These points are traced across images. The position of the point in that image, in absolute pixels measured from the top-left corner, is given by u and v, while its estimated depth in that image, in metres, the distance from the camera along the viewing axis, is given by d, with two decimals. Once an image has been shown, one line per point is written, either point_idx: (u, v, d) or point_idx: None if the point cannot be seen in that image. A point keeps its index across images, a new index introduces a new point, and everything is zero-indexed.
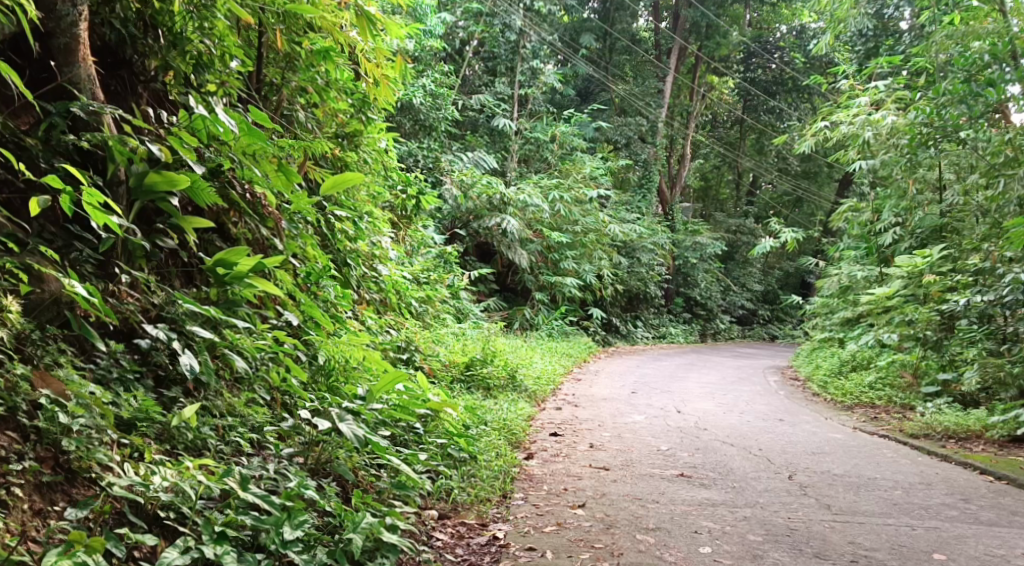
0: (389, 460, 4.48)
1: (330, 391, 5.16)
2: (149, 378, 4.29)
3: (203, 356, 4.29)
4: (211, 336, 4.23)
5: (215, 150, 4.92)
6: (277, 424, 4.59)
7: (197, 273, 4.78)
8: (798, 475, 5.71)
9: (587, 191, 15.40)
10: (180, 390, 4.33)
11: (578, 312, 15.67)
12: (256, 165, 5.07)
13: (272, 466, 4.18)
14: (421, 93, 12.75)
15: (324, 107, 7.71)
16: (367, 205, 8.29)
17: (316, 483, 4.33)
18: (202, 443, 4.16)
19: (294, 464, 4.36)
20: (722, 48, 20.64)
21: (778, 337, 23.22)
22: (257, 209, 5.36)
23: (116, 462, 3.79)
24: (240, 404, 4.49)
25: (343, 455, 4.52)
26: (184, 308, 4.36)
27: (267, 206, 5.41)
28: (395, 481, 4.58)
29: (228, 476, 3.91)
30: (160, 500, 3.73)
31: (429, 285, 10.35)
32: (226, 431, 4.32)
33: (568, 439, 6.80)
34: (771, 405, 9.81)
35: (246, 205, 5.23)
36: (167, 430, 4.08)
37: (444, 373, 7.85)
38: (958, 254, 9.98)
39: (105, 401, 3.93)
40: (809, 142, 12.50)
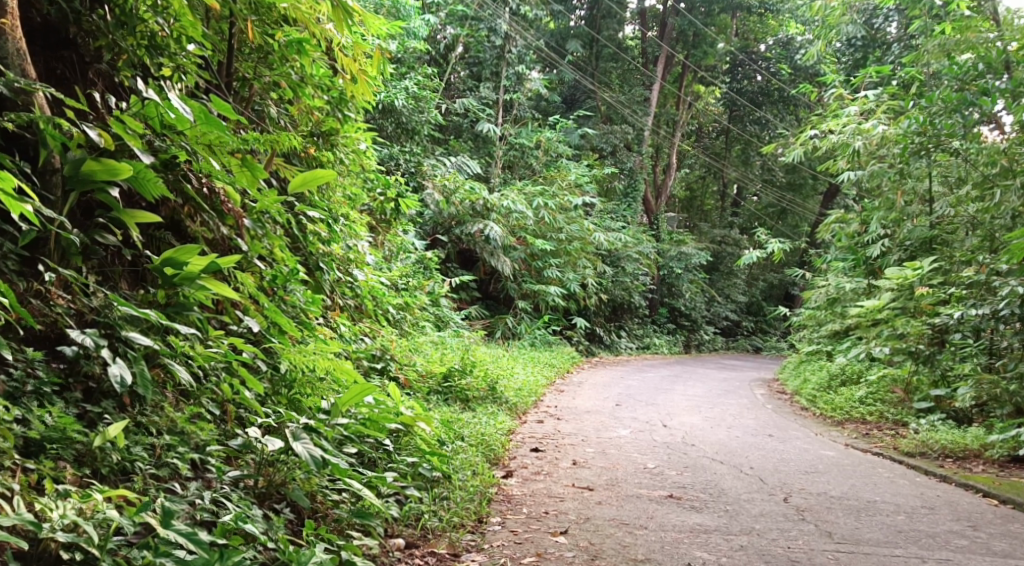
0: (350, 484, 4.10)
1: (292, 405, 4.78)
2: (76, 390, 3.87)
3: (139, 366, 3.86)
4: (149, 344, 3.83)
5: (170, 139, 4.53)
6: (226, 442, 4.19)
7: (144, 273, 4.38)
8: (793, 498, 5.37)
9: (572, 198, 15.06)
10: (112, 403, 3.93)
11: (561, 321, 15.33)
12: (214, 158, 4.69)
13: (209, 495, 3.79)
14: (403, 95, 12.39)
15: (299, 104, 7.30)
16: (343, 207, 7.92)
17: (263, 512, 3.94)
18: (130, 465, 3.77)
19: (241, 490, 3.98)
20: (710, 57, 20.45)
21: (762, 348, 22.96)
22: (216, 206, 5.01)
23: (12, 493, 3.36)
24: (182, 420, 4.08)
25: (300, 478, 4.15)
26: (121, 311, 3.93)
27: (226, 203, 5.07)
28: (356, 508, 4.19)
29: (146, 510, 3.45)
30: (61, 540, 3.30)
31: (408, 292, 9.98)
32: (163, 451, 3.92)
33: (549, 456, 6.44)
34: (759, 419, 9.47)
35: (202, 201, 4.88)
36: (89, 451, 3.68)
37: (420, 384, 7.50)
38: (947, 267, 9.72)
39: (10, 420, 3.51)
40: (798, 153, 12.21)
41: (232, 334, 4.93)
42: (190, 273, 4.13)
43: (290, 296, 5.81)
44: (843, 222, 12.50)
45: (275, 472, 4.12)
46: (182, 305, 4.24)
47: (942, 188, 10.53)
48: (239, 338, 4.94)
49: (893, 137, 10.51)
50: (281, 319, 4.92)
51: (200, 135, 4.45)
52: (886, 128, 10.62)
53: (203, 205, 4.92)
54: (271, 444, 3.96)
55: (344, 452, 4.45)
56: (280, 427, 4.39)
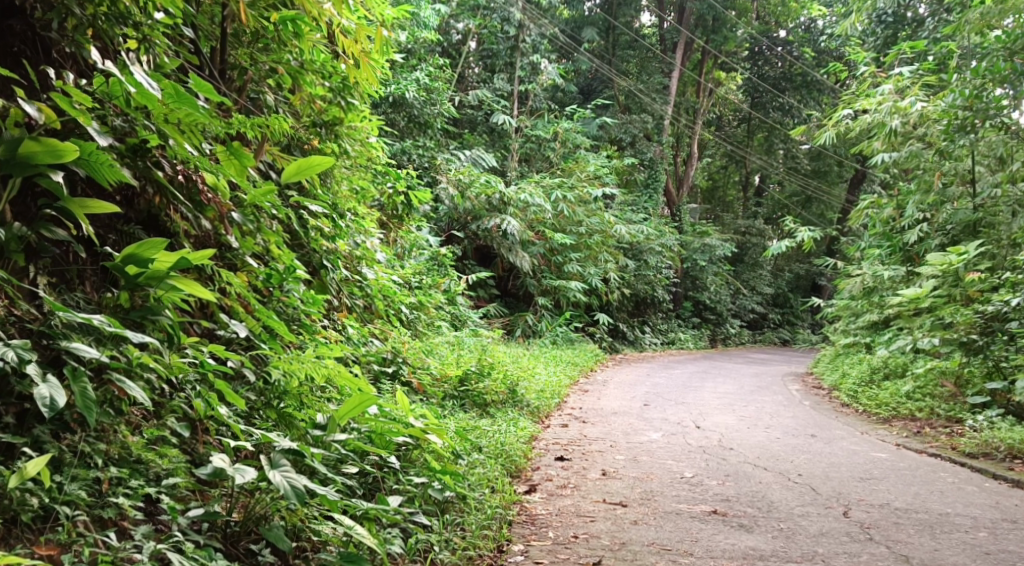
0: (340, 520, 3.58)
1: (281, 422, 4.18)
2: (6, 416, 3.36)
3: (82, 385, 3.33)
4: (94, 356, 3.31)
5: (133, 120, 4.02)
6: (193, 471, 3.68)
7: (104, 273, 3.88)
8: (853, 511, 4.78)
9: (591, 189, 14.45)
10: (48, 428, 3.42)
11: (583, 318, 14.75)
12: (188, 142, 4.17)
13: (149, 549, 3.26)
14: (414, 87, 11.84)
15: (300, 92, 6.73)
16: (350, 200, 7.39)
17: (228, 561, 3.42)
18: (58, 508, 3.27)
19: (204, 537, 3.48)
20: (730, 42, 19.72)
21: (791, 341, 22.24)
22: (193, 197, 4.51)
23: None
24: (138, 447, 3.58)
25: (283, 510, 3.65)
26: (64, 319, 3.41)
27: (206, 192, 4.57)
28: (345, 551, 3.64)
29: None
30: None
31: (422, 290, 9.42)
32: (112, 486, 3.44)
33: (576, 465, 5.88)
34: (797, 417, 8.85)
35: (175, 190, 4.34)
36: (6, 493, 3.19)
37: (435, 389, 6.98)
38: (995, 251, 9.02)
39: None
40: (830, 136, 11.46)
41: (217, 341, 4.46)
42: (158, 271, 3.62)
43: (285, 296, 5.30)
44: (877, 208, 11.78)
45: (256, 504, 3.62)
46: (150, 309, 3.70)
47: (985, 168, 9.83)
48: (225, 345, 4.46)
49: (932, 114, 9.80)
50: (278, 325, 4.47)
51: (166, 113, 3.95)
52: (924, 106, 9.91)
53: (181, 196, 4.43)
54: (242, 472, 3.45)
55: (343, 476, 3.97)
56: (263, 449, 3.89)
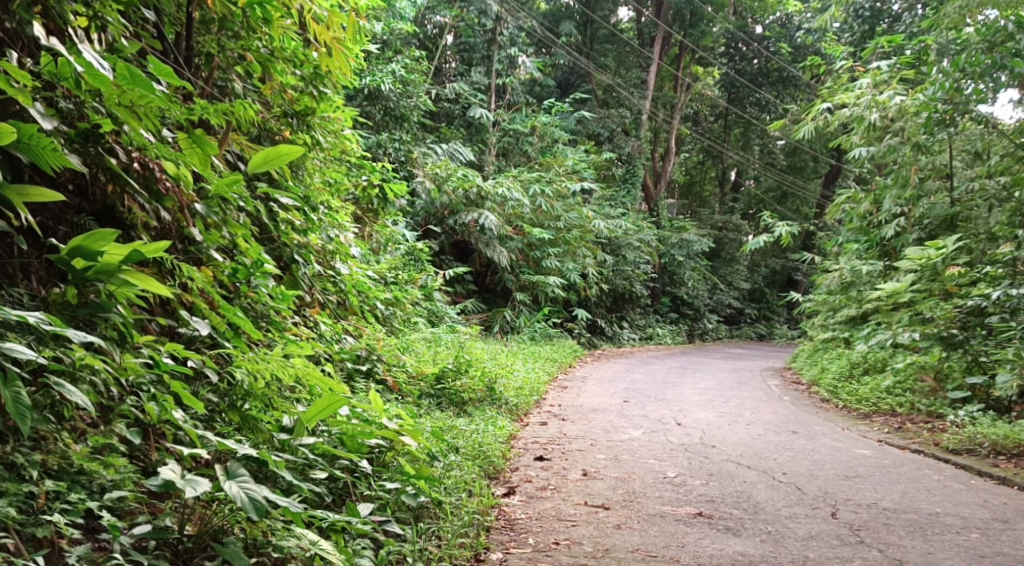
0: (302, 535, 3.47)
1: (244, 426, 3.97)
2: None
3: (17, 389, 3.09)
4: (32, 357, 3.09)
5: (80, 104, 3.82)
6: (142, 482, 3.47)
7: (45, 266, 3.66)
8: (840, 511, 4.64)
9: (569, 184, 14.26)
10: None
11: (561, 314, 14.56)
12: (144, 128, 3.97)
13: None
14: (390, 79, 11.60)
15: (271, 81, 6.47)
16: (322, 193, 7.15)
17: None
18: None
19: (149, 556, 3.27)
20: (707, 37, 19.57)
21: (768, 336, 22.18)
22: (150, 185, 4.30)
23: None
24: (80, 457, 3.36)
25: (242, 522, 3.49)
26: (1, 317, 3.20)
27: (163, 180, 4.35)
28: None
29: None
30: None
31: (398, 286, 9.19)
32: (50, 501, 3.22)
33: (556, 465, 5.70)
34: (778, 412, 8.71)
35: (129, 179, 4.12)
36: None
37: (411, 387, 6.77)
38: (973, 245, 8.92)
39: None
40: (809, 130, 11.30)
41: (179, 340, 4.25)
42: (108, 264, 3.41)
43: (252, 291, 5.08)
44: (854, 203, 11.63)
45: (213, 515, 3.45)
46: (99, 305, 3.49)
47: (963, 162, 9.72)
48: (187, 344, 4.25)
49: (912, 108, 9.67)
50: (244, 324, 4.28)
51: (118, 96, 3.74)
52: (903, 99, 9.79)
53: (138, 186, 4.23)
54: (196, 484, 3.26)
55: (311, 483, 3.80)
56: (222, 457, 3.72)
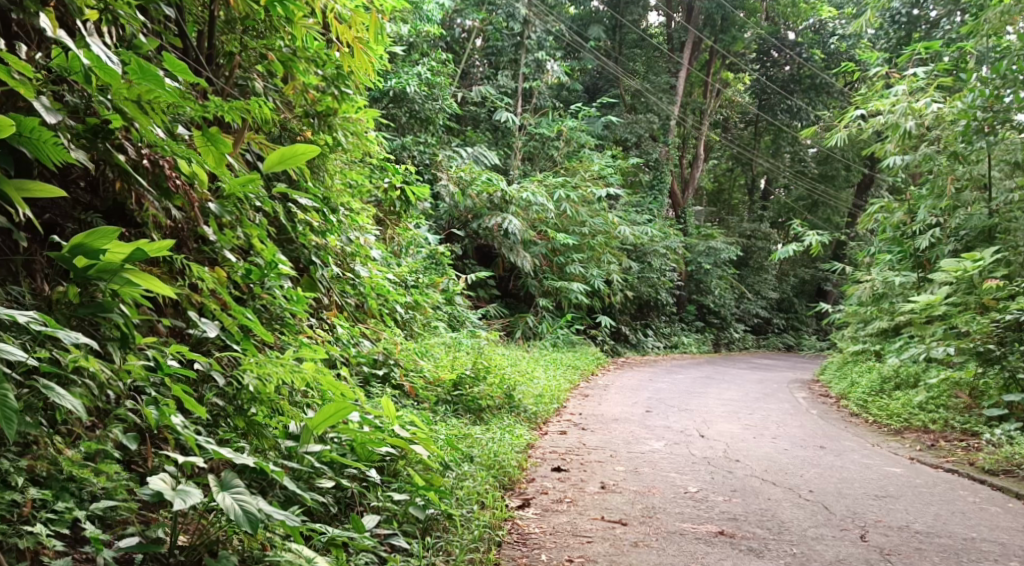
0: (291, 552, 3.42)
1: (250, 431, 3.89)
2: None
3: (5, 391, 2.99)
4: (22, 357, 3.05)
5: (85, 97, 3.72)
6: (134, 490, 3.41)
7: (43, 264, 3.58)
8: (870, 534, 4.58)
9: (595, 189, 14.10)
10: None
11: (585, 320, 14.38)
12: (155, 123, 3.86)
13: None
14: (416, 81, 11.49)
15: (293, 81, 6.38)
16: (343, 195, 7.05)
17: None
18: None
19: None
20: (738, 43, 19.28)
21: (795, 346, 21.86)
22: (161, 182, 4.19)
23: None
24: (69, 464, 3.30)
25: (240, 534, 3.44)
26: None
27: (174, 178, 4.23)
28: None
29: None
30: None
31: (419, 289, 9.07)
32: (35, 510, 3.17)
33: (573, 477, 5.53)
34: (805, 426, 8.51)
35: (136, 174, 4.01)
36: None
37: (428, 392, 6.66)
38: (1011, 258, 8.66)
39: None
40: (842, 137, 11.02)
41: (186, 341, 4.18)
42: (110, 263, 3.35)
43: (265, 293, 4.99)
44: (887, 212, 11.34)
45: (210, 526, 3.39)
46: (100, 306, 3.43)
47: (1001, 172, 9.45)
48: (194, 346, 4.16)
49: (950, 116, 9.41)
50: (254, 327, 4.19)
51: (126, 91, 3.64)
52: (940, 107, 9.54)
53: (149, 183, 4.13)
54: (187, 495, 3.21)
55: (314, 495, 3.73)
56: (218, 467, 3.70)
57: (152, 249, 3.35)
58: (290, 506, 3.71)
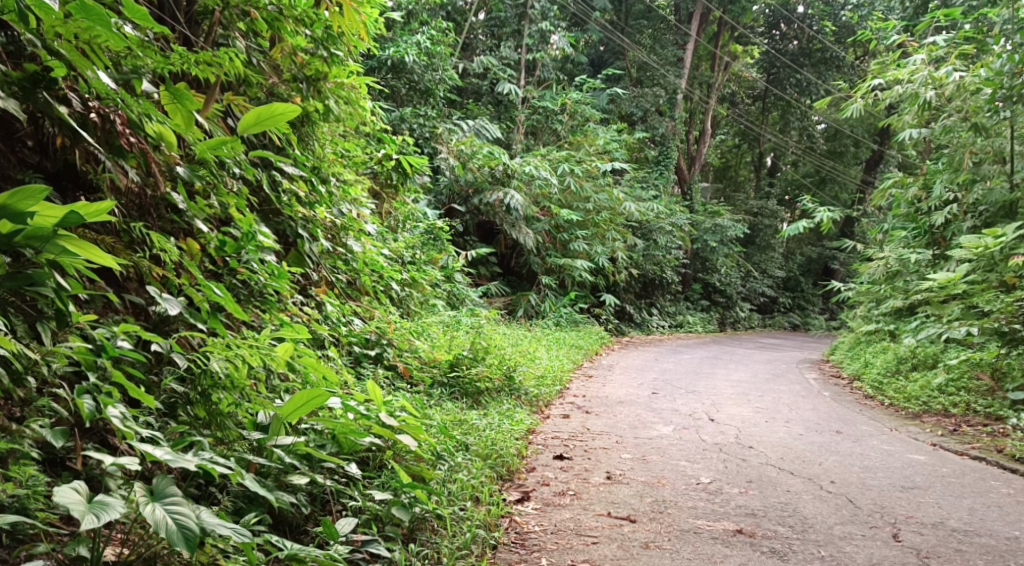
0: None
1: (212, 422, 3.57)
2: None
3: None
4: None
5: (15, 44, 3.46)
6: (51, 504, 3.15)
7: None
8: (902, 533, 4.24)
9: (600, 163, 13.59)
10: None
11: (588, 299, 13.92)
12: (97, 67, 3.55)
13: None
14: (415, 50, 10.98)
15: (280, 44, 5.85)
16: (334, 165, 6.60)
17: None
18: None
19: None
20: (748, 14, 18.55)
21: (802, 326, 21.36)
22: (111, 141, 3.84)
23: None
24: None
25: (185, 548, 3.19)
26: None
27: (128, 136, 3.89)
28: None
29: None
30: None
31: (416, 266, 8.61)
32: None
33: (577, 467, 5.13)
34: (818, 409, 8.09)
35: (83, 131, 3.71)
36: None
37: (423, 374, 6.26)
38: None
39: None
40: (857, 109, 10.43)
41: (146, 318, 3.86)
42: (41, 228, 3.05)
43: (242, 267, 4.54)
44: (903, 187, 10.78)
45: (146, 538, 3.16)
46: (34, 280, 3.15)
47: (1021, 146, 8.92)
48: (154, 325, 3.84)
49: (974, 85, 8.83)
50: (223, 303, 3.86)
51: (59, 28, 3.38)
52: (963, 76, 8.94)
53: (98, 141, 3.79)
54: (108, 508, 2.96)
55: (281, 496, 3.42)
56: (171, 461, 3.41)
57: (88, 214, 3.06)
58: (249, 510, 3.45)
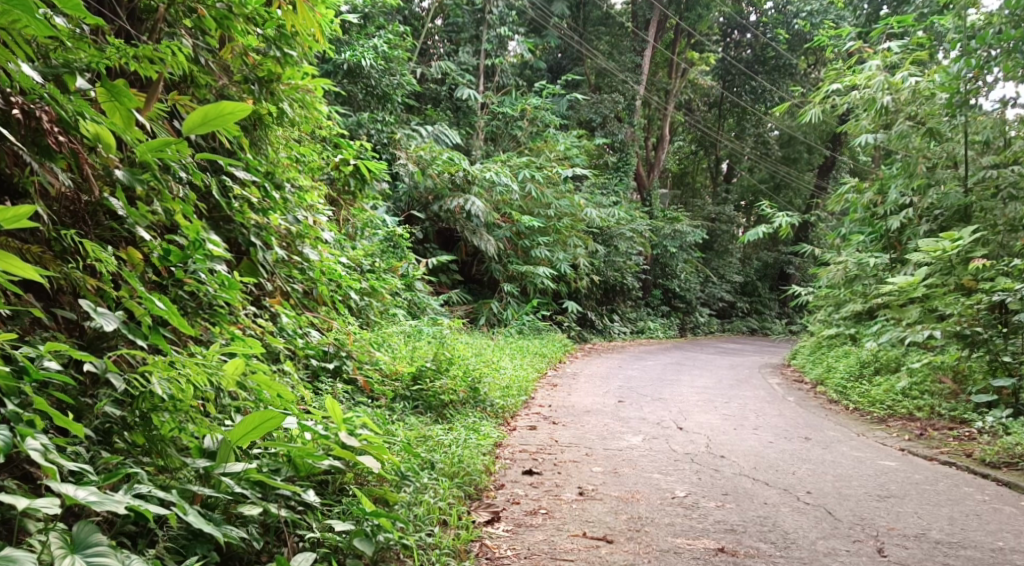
0: None
1: (153, 449, 3.35)
2: None
3: None
4: None
5: None
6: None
7: None
8: (888, 547, 4.10)
9: (561, 169, 13.41)
10: None
11: (550, 306, 13.71)
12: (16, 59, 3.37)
13: None
14: (371, 55, 10.71)
15: (230, 43, 5.59)
16: (288, 170, 6.32)
17: None
18: None
19: None
20: (705, 21, 18.53)
21: (759, 330, 21.34)
22: (37, 140, 3.65)
23: None
24: None
25: None
26: None
27: (56, 135, 3.71)
28: None
29: None
30: None
31: (375, 275, 8.33)
32: None
33: (548, 483, 4.92)
34: (785, 415, 7.94)
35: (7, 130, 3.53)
36: None
37: (384, 387, 6.01)
38: (990, 236, 8.05)
39: None
40: (816, 114, 10.34)
41: (80, 330, 3.68)
42: None
43: (189, 278, 4.29)
44: (858, 192, 10.65)
45: None
46: None
47: (975, 150, 8.76)
48: (92, 340, 3.66)
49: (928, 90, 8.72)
50: (168, 317, 3.63)
51: None
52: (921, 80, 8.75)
53: (21, 141, 3.60)
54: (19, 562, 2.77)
55: (229, 530, 3.20)
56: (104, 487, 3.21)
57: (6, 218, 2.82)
58: (197, 545, 3.22)
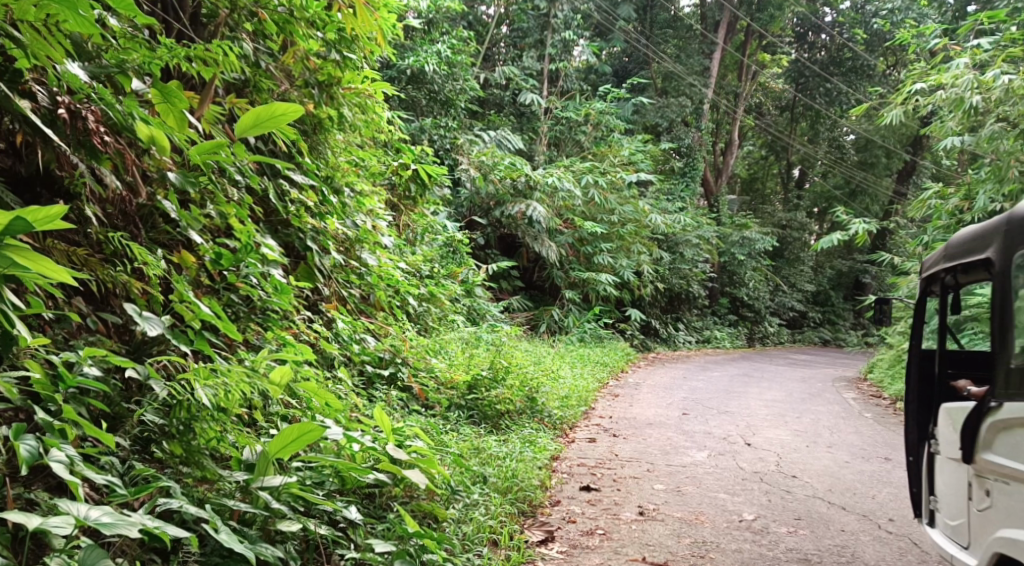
0: None
1: (189, 460, 3.25)
2: None
3: None
4: None
5: None
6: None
7: None
8: None
9: (625, 175, 13.13)
10: None
11: (613, 314, 13.43)
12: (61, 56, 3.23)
13: None
14: (434, 60, 10.60)
15: (293, 47, 5.39)
16: (347, 175, 6.20)
17: None
18: None
19: None
20: (776, 22, 18.04)
21: (832, 341, 20.69)
22: (84, 141, 3.49)
23: None
24: None
25: None
26: None
27: (102, 135, 3.54)
28: None
29: None
30: None
31: (434, 281, 8.18)
32: None
33: (605, 500, 4.69)
34: (861, 432, 7.55)
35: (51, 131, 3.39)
36: None
37: (439, 395, 5.84)
38: None
39: None
40: (896, 116, 9.86)
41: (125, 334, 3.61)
42: None
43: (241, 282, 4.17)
44: (942, 199, 10.07)
45: None
46: None
47: None
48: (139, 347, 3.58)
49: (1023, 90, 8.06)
50: (215, 323, 3.51)
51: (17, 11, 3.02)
52: (1012, 78, 8.16)
53: (68, 142, 3.45)
54: None
55: (266, 549, 3.03)
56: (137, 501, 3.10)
57: (36, 219, 2.66)
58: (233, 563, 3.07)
